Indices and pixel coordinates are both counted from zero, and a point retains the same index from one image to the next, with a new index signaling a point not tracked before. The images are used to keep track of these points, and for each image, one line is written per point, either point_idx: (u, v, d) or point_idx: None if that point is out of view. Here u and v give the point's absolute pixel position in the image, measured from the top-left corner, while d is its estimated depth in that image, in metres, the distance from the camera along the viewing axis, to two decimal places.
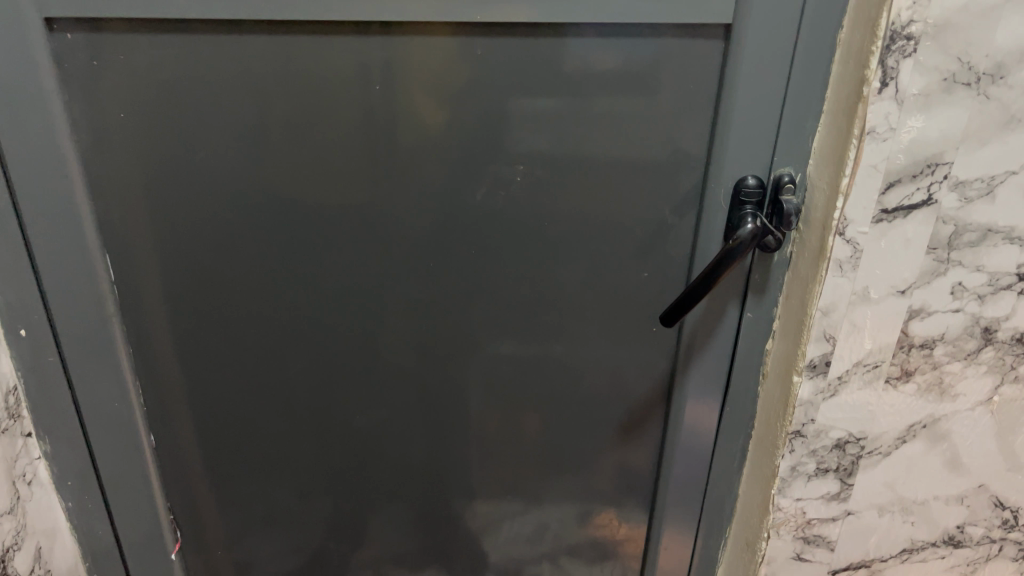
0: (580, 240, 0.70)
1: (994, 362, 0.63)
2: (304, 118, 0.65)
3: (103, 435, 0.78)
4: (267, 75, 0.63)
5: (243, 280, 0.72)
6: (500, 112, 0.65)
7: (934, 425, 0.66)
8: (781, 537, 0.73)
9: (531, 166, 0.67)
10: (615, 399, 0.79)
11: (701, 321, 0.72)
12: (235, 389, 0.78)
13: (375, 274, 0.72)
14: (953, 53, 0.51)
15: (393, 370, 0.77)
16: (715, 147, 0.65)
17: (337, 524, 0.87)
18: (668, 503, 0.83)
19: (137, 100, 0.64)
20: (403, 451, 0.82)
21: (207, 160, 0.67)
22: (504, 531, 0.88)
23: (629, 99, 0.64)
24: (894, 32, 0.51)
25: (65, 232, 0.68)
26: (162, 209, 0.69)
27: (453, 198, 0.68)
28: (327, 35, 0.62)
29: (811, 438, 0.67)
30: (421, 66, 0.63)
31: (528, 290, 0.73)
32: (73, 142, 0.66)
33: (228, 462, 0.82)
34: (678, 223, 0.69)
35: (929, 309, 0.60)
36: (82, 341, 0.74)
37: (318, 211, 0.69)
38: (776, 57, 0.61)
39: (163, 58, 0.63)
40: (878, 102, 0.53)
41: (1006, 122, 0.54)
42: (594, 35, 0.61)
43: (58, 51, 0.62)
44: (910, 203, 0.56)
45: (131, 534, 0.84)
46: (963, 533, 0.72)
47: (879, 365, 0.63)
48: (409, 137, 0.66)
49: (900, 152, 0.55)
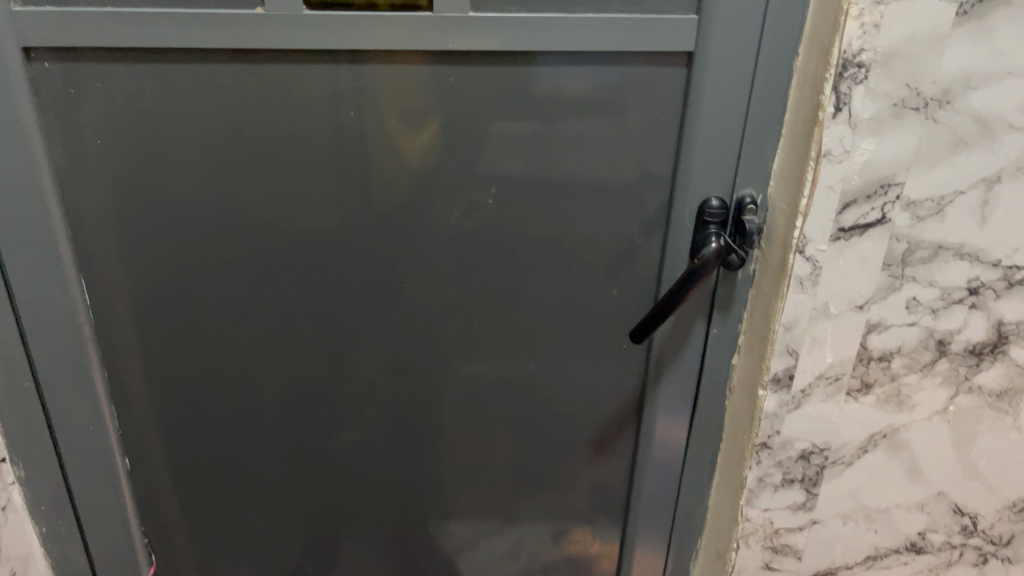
0: (551, 260, 0.72)
1: (948, 373, 0.65)
2: (279, 144, 0.66)
3: (78, 460, 0.78)
4: (241, 101, 0.64)
5: (219, 301, 0.73)
6: (472, 136, 0.66)
7: (894, 435, 0.68)
8: (750, 547, 0.74)
9: (503, 189, 0.69)
10: (588, 416, 0.80)
11: (669, 338, 0.74)
12: (208, 411, 0.78)
13: (350, 295, 0.73)
14: (902, 80, 0.54)
15: (367, 390, 0.78)
16: (679, 169, 0.67)
17: (311, 544, 0.87)
18: (640, 517, 0.85)
19: (114, 126, 0.65)
20: (377, 471, 0.83)
21: (183, 184, 0.67)
22: (480, 549, 0.89)
23: (596, 124, 0.66)
24: (846, 60, 0.54)
25: (41, 258, 0.69)
26: (139, 234, 0.69)
27: (426, 220, 0.70)
28: (301, 63, 0.63)
29: (776, 449, 0.69)
30: (395, 92, 0.64)
31: (501, 309, 0.74)
32: (49, 168, 0.66)
33: (201, 487, 0.82)
34: (647, 242, 0.71)
35: (886, 323, 0.63)
36: (56, 366, 0.73)
37: (292, 234, 0.70)
38: (737, 83, 0.63)
39: (140, 85, 0.63)
40: (832, 126, 0.56)
41: (953, 145, 0.56)
42: (562, 62, 0.64)
43: (35, 79, 0.63)
44: (865, 222, 0.59)
45: (105, 557, 0.84)
46: (925, 540, 0.74)
47: (840, 378, 0.65)
48: (382, 161, 0.67)
49: (854, 174, 0.57)
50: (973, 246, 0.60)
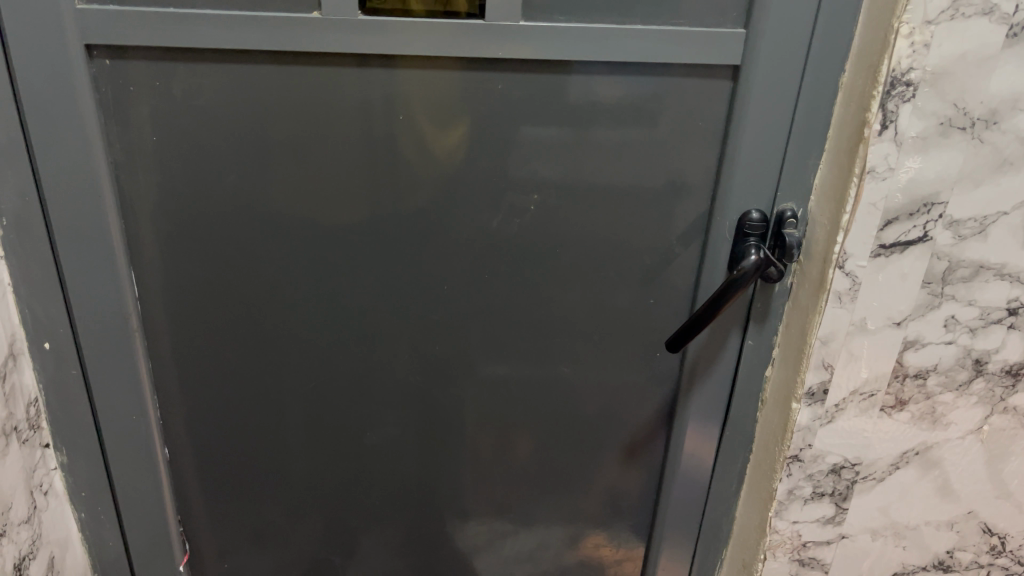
0: (590, 267, 0.73)
1: (984, 393, 0.65)
2: (325, 144, 0.67)
3: (118, 447, 0.80)
4: (287, 101, 0.65)
5: (258, 296, 0.74)
6: (515, 143, 0.67)
7: (926, 452, 0.68)
8: (777, 559, 0.75)
9: (544, 195, 0.69)
10: (619, 423, 0.81)
11: (703, 349, 0.75)
12: (239, 402, 0.79)
13: (389, 295, 0.74)
14: (949, 99, 0.54)
15: (395, 387, 0.79)
16: (720, 180, 0.68)
17: (334, 538, 0.88)
18: (667, 525, 0.85)
19: (170, 123, 0.66)
20: (399, 469, 0.84)
21: (235, 181, 0.69)
22: (503, 550, 0.90)
23: (641, 134, 0.67)
24: (894, 78, 0.54)
25: (93, 249, 0.70)
26: (187, 227, 0.71)
27: (468, 223, 0.71)
28: (352, 66, 0.64)
29: (807, 463, 0.69)
30: (443, 97, 0.65)
31: (538, 313, 0.75)
32: (107, 162, 0.68)
33: (224, 477, 0.83)
34: (684, 251, 0.72)
35: (923, 340, 0.63)
36: (103, 355, 0.75)
37: (335, 233, 0.71)
38: (782, 97, 0.64)
39: (198, 84, 0.65)
40: (878, 143, 0.56)
41: (999, 165, 0.57)
42: (609, 72, 0.64)
43: (96, 75, 0.65)
44: (906, 239, 0.59)
45: (140, 543, 0.85)
46: (953, 558, 0.74)
47: (875, 394, 0.65)
48: (423, 164, 0.68)
49: (898, 191, 0.57)
50: (1014, 267, 0.60)
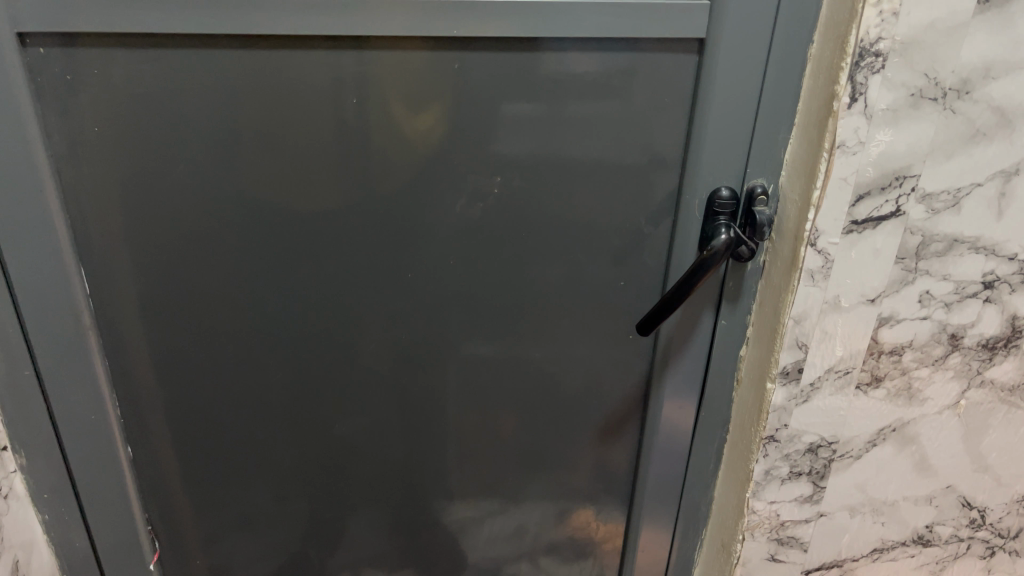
0: (557, 249, 0.71)
1: (961, 367, 0.64)
2: (282, 130, 0.65)
3: (80, 447, 0.78)
4: (241, 87, 0.63)
5: (221, 289, 0.72)
6: (478, 125, 0.65)
7: (903, 429, 0.67)
8: (756, 539, 0.74)
9: (508, 178, 0.68)
10: (593, 404, 0.80)
11: (677, 329, 0.73)
12: (208, 397, 0.78)
13: (354, 282, 0.72)
14: (920, 69, 0.53)
15: (372, 378, 0.77)
16: (689, 157, 0.66)
17: (315, 528, 0.87)
18: (645, 506, 0.85)
19: (113, 115, 0.64)
20: (379, 458, 0.82)
21: (185, 171, 0.66)
22: (482, 534, 0.89)
23: (605, 112, 0.65)
24: (863, 49, 0.52)
25: (39, 247, 0.68)
26: (136, 221, 0.69)
27: (432, 207, 0.69)
28: (304, 49, 0.62)
29: (784, 443, 0.68)
30: (401, 80, 0.63)
31: (507, 297, 0.73)
32: (47, 155, 0.65)
33: (198, 472, 0.82)
34: (654, 231, 0.70)
35: (898, 317, 0.62)
36: (56, 356, 0.73)
37: (295, 221, 0.69)
38: (750, 72, 0.62)
39: (141, 72, 0.62)
40: (847, 117, 0.54)
41: (971, 136, 0.55)
42: (571, 49, 0.62)
43: (31, 65, 0.62)
44: (878, 214, 0.58)
45: (107, 543, 0.84)
46: (932, 533, 0.73)
47: (850, 371, 0.64)
48: (383, 150, 0.66)
49: (869, 165, 0.56)
50: (989, 239, 0.59)
